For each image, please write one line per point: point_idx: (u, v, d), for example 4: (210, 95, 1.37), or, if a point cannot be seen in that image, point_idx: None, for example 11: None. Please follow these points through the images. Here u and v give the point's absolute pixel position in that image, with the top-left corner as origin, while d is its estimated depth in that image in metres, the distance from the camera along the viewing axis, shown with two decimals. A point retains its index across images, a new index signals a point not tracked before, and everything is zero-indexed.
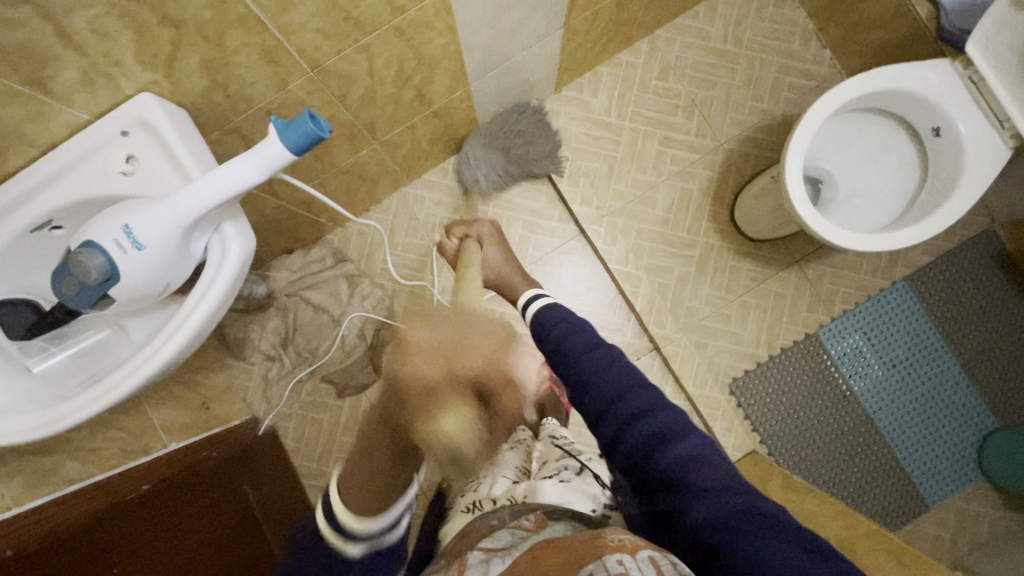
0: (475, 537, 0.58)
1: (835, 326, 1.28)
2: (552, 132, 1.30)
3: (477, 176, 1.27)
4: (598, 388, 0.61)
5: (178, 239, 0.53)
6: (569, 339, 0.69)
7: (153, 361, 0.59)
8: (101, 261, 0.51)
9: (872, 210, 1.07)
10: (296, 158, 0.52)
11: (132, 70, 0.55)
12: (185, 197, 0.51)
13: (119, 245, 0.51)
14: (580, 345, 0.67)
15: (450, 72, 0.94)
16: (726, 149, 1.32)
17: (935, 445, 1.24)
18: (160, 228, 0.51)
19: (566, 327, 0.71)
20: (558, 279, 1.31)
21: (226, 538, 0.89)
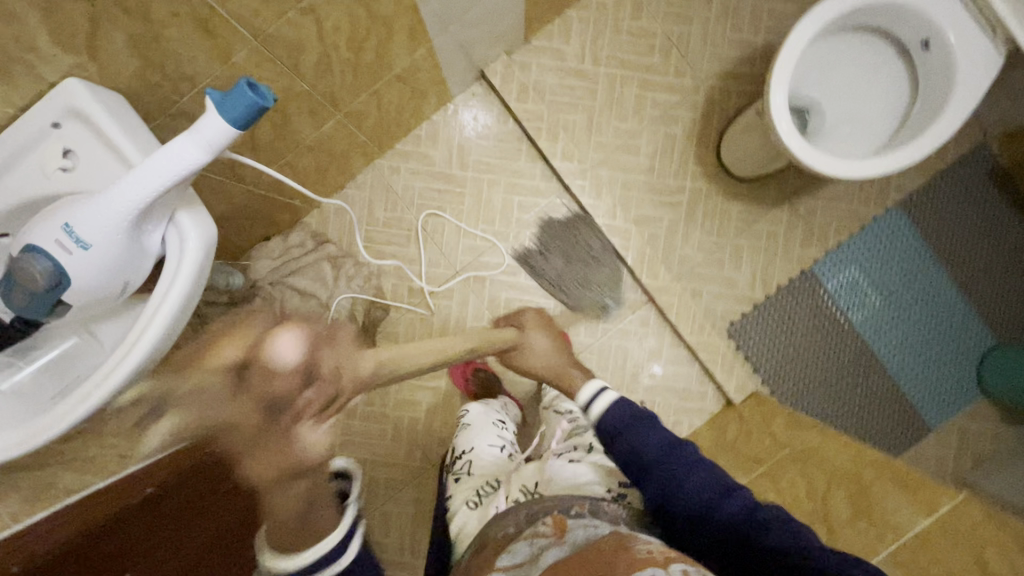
0: (493, 551, 0.62)
1: (831, 260, 1.26)
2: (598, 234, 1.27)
3: (608, 303, 1.28)
4: (685, 488, 0.66)
5: (127, 233, 0.49)
6: (643, 439, 0.72)
7: (124, 364, 0.56)
8: (47, 266, 0.48)
9: (862, 135, 1.03)
10: (242, 135, 0.48)
11: (52, 54, 0.50)
12: (126, 189, 0.47)
13: (62, 246, 0.48)
14: (658, 445, 0.71)
15: (409, 29, 0.88)
16: (708, 88, 1.27)
17: (935, 368, 1.24)
18: (105, 225, 0.48)
19: (636, 426, 0.75)
20: (547, 242, 1.28)
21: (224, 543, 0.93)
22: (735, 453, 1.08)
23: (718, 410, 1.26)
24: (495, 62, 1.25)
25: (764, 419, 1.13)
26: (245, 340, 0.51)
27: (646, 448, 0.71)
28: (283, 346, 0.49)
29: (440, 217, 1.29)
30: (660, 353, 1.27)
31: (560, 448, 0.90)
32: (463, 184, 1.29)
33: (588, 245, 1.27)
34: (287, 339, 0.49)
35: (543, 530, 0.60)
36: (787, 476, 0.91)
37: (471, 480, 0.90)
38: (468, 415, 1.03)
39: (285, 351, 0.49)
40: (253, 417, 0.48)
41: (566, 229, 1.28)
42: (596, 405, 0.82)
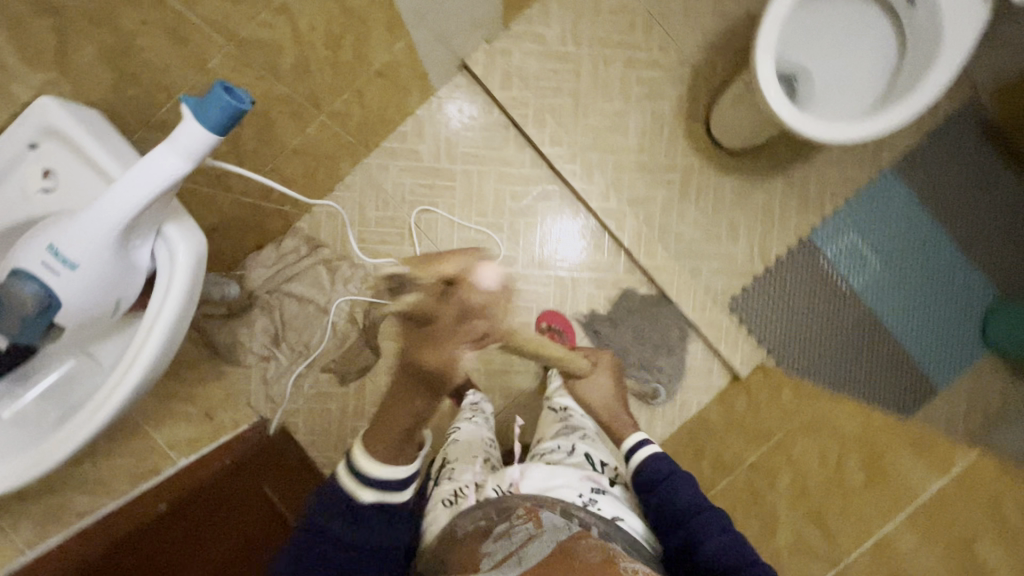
0: (467, 541, 0.62)
1: (828, 227, 1.25)
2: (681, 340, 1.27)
3: (658, 388, 1.25)
4: (706, 546, 0.68)
5: (114, 249, 0.48)
6: (678, 496, 0.75)
7: (125, 382, 0.56)
8: (35, 289, 0.47)
9: (854, 97, 1.02)
10: (222, 139, 0.47)
11: (22, 73, 0.49)
12: (107, 205, 0.46)
13: (49, 268, 0.47)
14: (691, 504, 0.73)
15: (386, 23, 0.87)
16: (693, 61, 1.25)
17: (939, 328, 1.24)
18: (91, 242, 0.47)
19: (674, 481, 0.78)
20: (541, 229, 1.28)
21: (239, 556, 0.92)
22: (745, 427, 1.08)
23: (725, 385, 1.26)
24: (476, 51, 1.23)
25: (771, 391, 1.13)
26: (458, 260, 0.58)
27: (678, 501, 0.74)
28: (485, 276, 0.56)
29: (432, 213, 1.28)
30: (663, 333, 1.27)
31: (547, 448, 0.90)
32: (453, 177, 1.27)
33: (668, 345, 1.27)
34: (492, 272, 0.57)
35: (517, 522, 0.61)
36: (799, 446, 0.91)
37: (449, 484, 0.85)
38: (459, 432, 1.02)
39: (488, 278, 0.56)
40: (444, 320, 0.56)
41: (655, 319, 1.27)
42: (636, 457, 0.84)
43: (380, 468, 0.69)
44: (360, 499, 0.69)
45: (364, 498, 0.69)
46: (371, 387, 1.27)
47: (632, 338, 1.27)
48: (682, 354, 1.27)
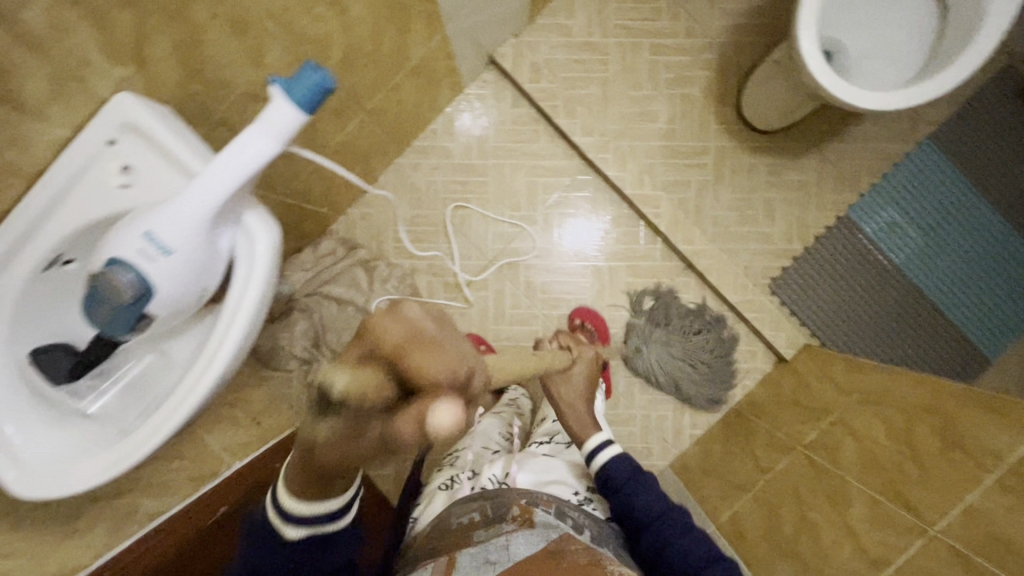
0: (460, 532, 0.68)
1: (866, 203, 1.24)
2: (725, 385, 1.24)
3: (641, 351, 1.24)
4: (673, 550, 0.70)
5: (205, 234, 0.49)
6: (639, 499, 0.75)
7: (208, 372, 0.57)
8: (130, 276, 0.48)
9: (894, 66, 1.01)
10: (308, 120, 0.47)
11: (103, 67, 0.50)
12: (200, 191, 0.47)
13: (145, 255, 0.47)
14: (652, 510, 0.74)
15: (425, 16, 0.88)
16: (720, 44, 1.25)
17: (986, 300, 1.22)
18: (184, 227, 0.47)
19: (636, 484, 0.77)
20: (575, 220, 1.28)
21: None
22: (798, 407, 1.07)
23: (770, 368, 1.25)
24: (503, 46, 1.24)
25: (820, 369, 1.12)
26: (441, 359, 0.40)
27: (642, 505, 0.75)
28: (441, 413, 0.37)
29: (466, 209, 1.28)
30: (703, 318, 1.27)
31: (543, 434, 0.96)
32: (485, 173, 1.28)
33: (712, 374, 1.24)
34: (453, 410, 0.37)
35: (511, 523, 0.67)
36: (861, 421, 0.90)
37: (449, 470, 0.90)
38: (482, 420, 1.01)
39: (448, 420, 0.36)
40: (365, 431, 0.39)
41: (724, 358, 1.25)
42: (598, 459, 0.81)
43: (317, 505, 0.52)
44: (284, 534, 0.53)
45: (290, 535, 0.53)
46: None
47: (693, 341, 1.24)
48: (711, 394, 1.24)
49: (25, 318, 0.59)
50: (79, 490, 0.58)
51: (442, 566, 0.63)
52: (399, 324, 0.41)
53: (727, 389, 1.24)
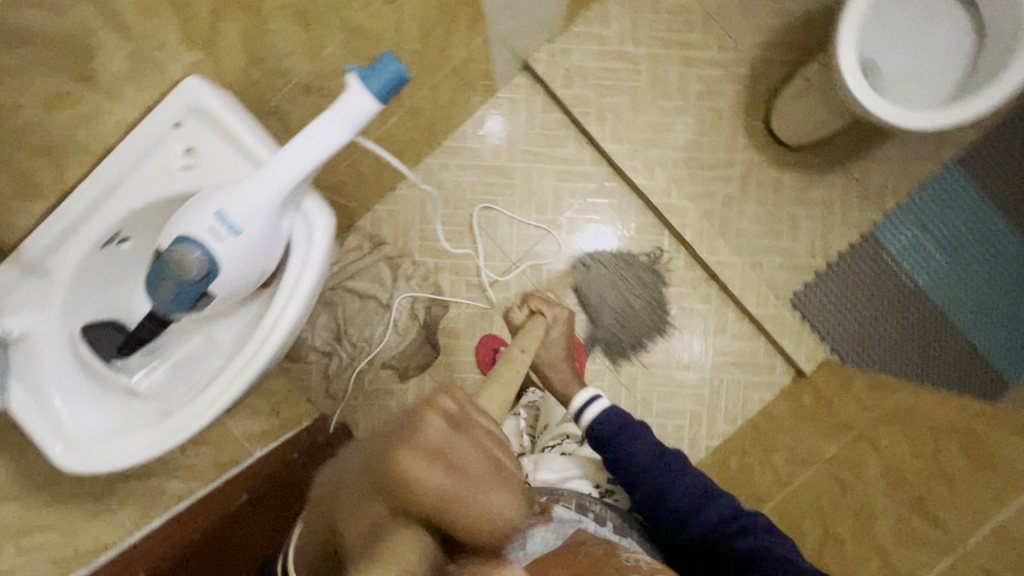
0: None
1: (890, 222, 1.25)
2: (638, 340, 1.27)
3: (589, 266, 1.28)
4: (671, 495, 0.71)
5: (272, 217, 0.51)
6: (635, 447, 0.74)
7: (259, 354, 0.58)
8: (199, 254, 0.49)
9: (931, 85, 1.02)
10: (381, 110, 0.50)
11: (176, 51, 0.51)
12: (274, 174, 0.49)
13: (215, 234, 0.49)
14: (647, 455, 0.73)
15: (471, 17, 0.89)
16: (752, 59, 1.26)
17: (1010, 325, 1.22)
18: (254, 208, 0.49)
19: (627, 435, 0.75)
20: (595, 228, 1.29)
21: None
22: (818, 421, 1.07)
23: (789, 382, 1.25)
24: (538, 51, 1.26)
25: (841, 384, 1.12)
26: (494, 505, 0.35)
27: (634, 457, 0.73)
28: None
29: (492, 210, 1.29)
30: (724, 329, 1.27)
31: (555, 434, 0.94)
32: (513, 176, 1.29)
33: (637, 325, 1.27)
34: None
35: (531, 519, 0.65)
36: (886, 438, 0.90)
37: None
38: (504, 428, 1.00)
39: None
40: None
41: (654, 318, 1.27)
42: (586, 414, 0.78)
43: None
44: None
45: None
46: (431, 384, 1.26)
47: (641, 290, 1.27)
48: (619, 338, 1.27)
49: (80, 293, 0.61)
50: (124, 465, 0.59)
51: None
52: (431, 466, 0.35)
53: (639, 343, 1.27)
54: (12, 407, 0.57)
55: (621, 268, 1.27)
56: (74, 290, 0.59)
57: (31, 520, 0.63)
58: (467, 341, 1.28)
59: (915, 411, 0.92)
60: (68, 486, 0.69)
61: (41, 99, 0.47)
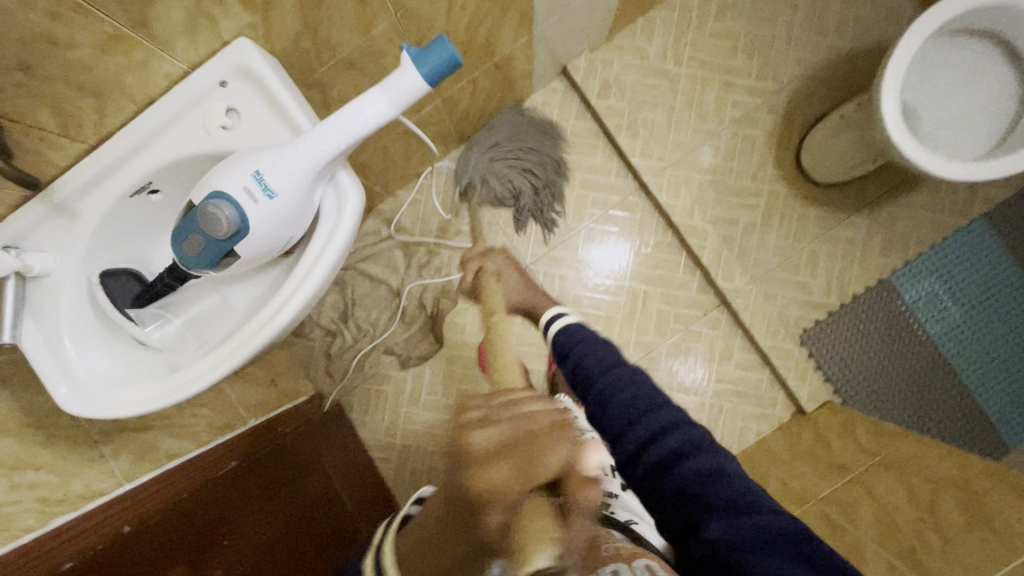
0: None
1: (909, 270, 1.24)
2: (559, 192, 1.28)
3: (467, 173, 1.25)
4: (617, 401, 0.63)
5: (307, 185, 0.51)
6: (585, 360, 0.70)
7: (274, 320, 0.58)
8: (231, 212, 0.49)
9: (966, 138, 1.01)
10: (428, 91, 0.50)
11: (233, 10, 0.51)
12: (317, 142, 0.49)
13: (250, 194, 0.50)
14: (598, 363, 0.68)
15: (520, 16, 0.89)
16: (791, 91, 1.26)
17: (1017, 387, 1.21)
18: (292, 172, 0.50)
19: (585, 344, 0.72)
20: (605, 243, 1.29)
21: (301, 520, 0.91)
22: (816, 460, 1.06)
23: (788, 418, 1.24)
24: (578, 58, 1.26)
25: (843, 426, 1.11)
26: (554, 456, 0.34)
27: (590, 360, 0.70)
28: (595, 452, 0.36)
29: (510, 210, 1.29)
30: (730, 357, 1.27)
31: None
32: None
33: (545, 180, 1.26)
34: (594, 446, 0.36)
35: None
36: (884, 485, 0.89)
37: None
38: None
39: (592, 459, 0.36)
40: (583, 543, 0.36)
41: (548, 165, 1.26)
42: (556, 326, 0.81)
43: None
44: None
45: None
46: (430, 375, 1.26)
47: (517, 155, 1.24)
48: (547, 199, 1.27)
49: (104, 238, 0.61)
50: (127, 414, 0.59)
51: None
52: (496, 470, 0.32)
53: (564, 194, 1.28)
54: (25, 343, 0.57)
55: (483, 150, 1.23)
56: (99, 234, 0.60)
57: (26, 457, 0.62)
58: (471, 337, 1.27)
59: (916, 461, 0.91)
60: (64, 429, 0.68)
61: (95, 39, 0.47)
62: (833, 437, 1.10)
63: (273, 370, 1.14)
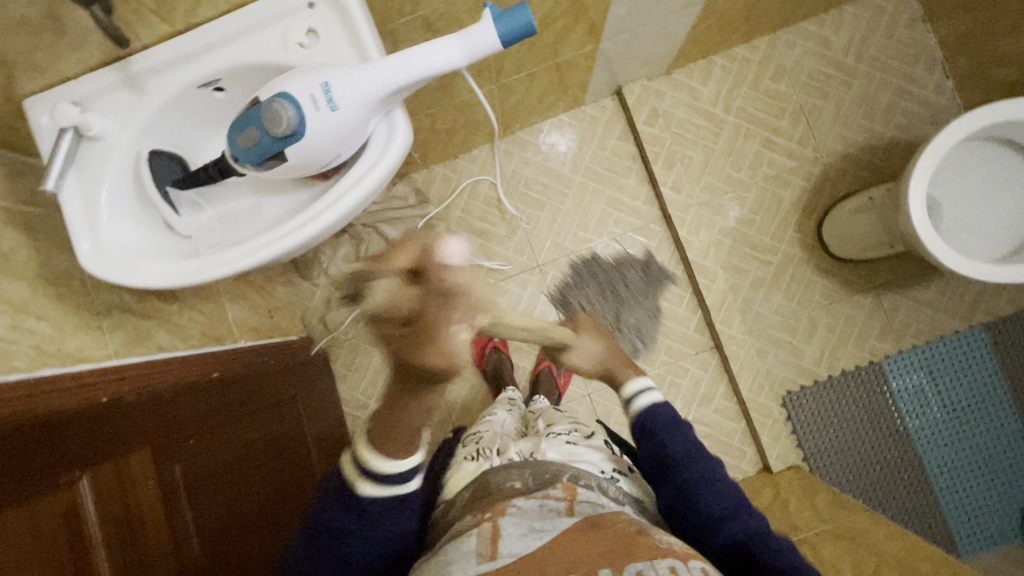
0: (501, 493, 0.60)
1: (901, 359, 1.26)
2: (642, 256, 1.32)
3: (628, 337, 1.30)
4: (703, 499, 0.63)
5: (367, 110, 0.55)
6: (670, 442, 0.69)
7: (300, 232, 0.61)
8: (293, 114, 0.53)
9: (978, 243, 1.05)
10: (500, 50, 0.54)
11: None
12: (386, 71, 0.53)
13: (314, 101, 0.53)
14: (682, 451, 0.68)
15: (590, 26, 0.93)
16: (826, 162, 1.30)
17: (980, 500, 1.22)
18: (357, 93, 0.53)
19: (668, 429, 0.70)
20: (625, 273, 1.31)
21: (264, 445, 0.93)
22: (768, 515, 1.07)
23: (752, 473, 1.26)
24: (634, 83, 1.31)
25: (803, 490, 1.13)
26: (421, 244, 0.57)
27: (674, 451, 0.68)
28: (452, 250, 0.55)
29: (537, 211, 1.33)
30: (710, 400, 1.28)
31: (558, 428, 0.81)
32: (569, 186, 1.33)
33: (628, 269, 1.31)
34: (454, 242, 0.55)
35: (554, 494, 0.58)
36: (828, 550, 0.91)
37: (473, 443, 0.81)
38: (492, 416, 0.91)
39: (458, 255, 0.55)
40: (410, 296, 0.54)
41: (616, 261, 1.31)
42: (637, 402, 0.74)
43: (398, 464, 0.62)
44: (357, 486, 0.62)
45: (360, 488, 0.62)
46: None
47: (604, 293, 1.31)
48: (646, 274, 1.31)
49: (163, 120, 0.64)
50: (138, 285, 0.62)
51: (485, 535, 0.51)
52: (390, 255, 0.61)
53: (643, 252, 1.32)
54: (63, 195, 0.60)
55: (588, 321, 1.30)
56: (159, 115, 0.63)
57: (31, 304, 0.65)
58: None
59: (867, 539, 0.92)
60: (73, 293, 0.71)
61: None
62: (791, 498, 1.11)
63: (273, 302, 1.18)
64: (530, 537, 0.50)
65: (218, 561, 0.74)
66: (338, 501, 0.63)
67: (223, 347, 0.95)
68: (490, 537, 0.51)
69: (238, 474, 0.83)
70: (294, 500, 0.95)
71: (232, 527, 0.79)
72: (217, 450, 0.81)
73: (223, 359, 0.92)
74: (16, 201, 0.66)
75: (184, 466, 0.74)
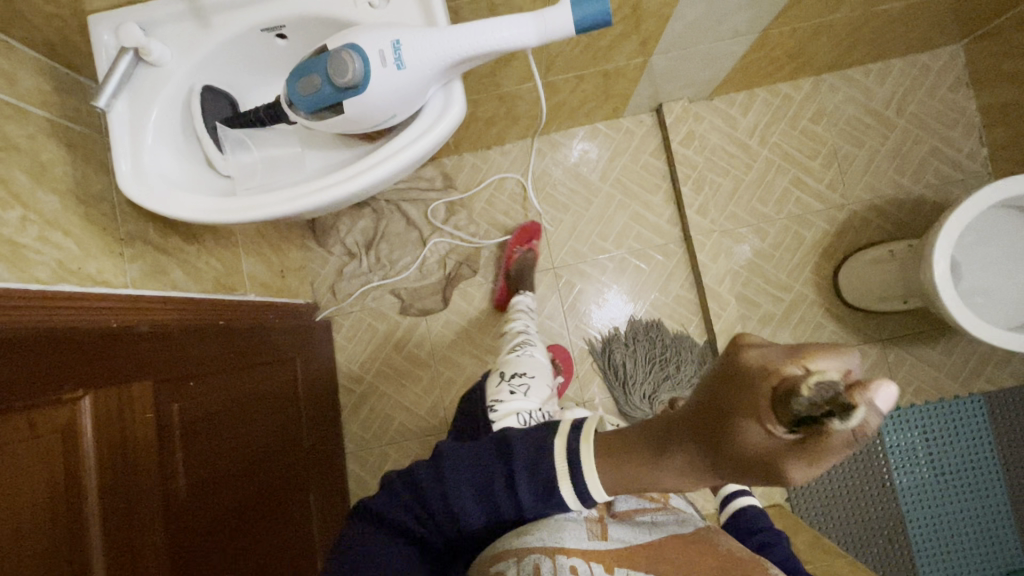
0: None
1: (899, 416, 1.26)
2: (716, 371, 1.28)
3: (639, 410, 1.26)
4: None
5: (431, 73, 0.56)
6: (768, 553, 0.68)
7: (344, 185, 0.61)
8: (359, 66, 0.53)
9: (992, 310, 1.06)
10: (572, 35, 0.55)
11: None
12: (458, 39, 0.54)
13: (382, 57, 0.54)
14: (785, 561, 0.66)
15: (643, 37, 0.93)
16: (852, 210, 1.31)
17: (958, 568, 1.22)
18: (427, 55, 0.54)
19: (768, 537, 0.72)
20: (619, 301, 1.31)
21: (259, 401, 0.92)
22: None
23: None
24: (675, 103, 1.31)
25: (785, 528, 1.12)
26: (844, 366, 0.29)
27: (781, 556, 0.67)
28: (879, 399, 0.28)
29: (560, 214, 1.33)
30: None
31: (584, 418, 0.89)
32: (595, 194, 1.34)
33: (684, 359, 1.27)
34: (885, 395, 0.27)
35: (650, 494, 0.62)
36: None
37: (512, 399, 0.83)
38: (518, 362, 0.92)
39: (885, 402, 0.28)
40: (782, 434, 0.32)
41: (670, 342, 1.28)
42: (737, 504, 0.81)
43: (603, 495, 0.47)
44: (560, 486, 0.47)
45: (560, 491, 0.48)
46: (423, 329, 1.31)
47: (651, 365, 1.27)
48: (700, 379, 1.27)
49: (221, 55, 0.64)
50: (174, 216, 0.62)
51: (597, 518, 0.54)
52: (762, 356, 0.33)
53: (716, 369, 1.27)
54: (112, 115, 0.61)
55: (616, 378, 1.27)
56: (218, 51, 0.64)
57: (60, 219, 0.64)
58: (475, 311, 1.31)
59: None
60: (102, 215, 0.70)
61: None
62: None
63: (285, 262, 1.18)
64: (638, 532, 0.54)
65: (201, 506, 0.73)
66: (528, 480, 0.48)
67: (234, 295, 0.95)
68: (598, 519, 0.54)
69: (230, 426, 0.82)
70: (279, 460, 0.95)
71: (217, 475, 0.78)
72: (213, 396, 0.80)
73: (231, 308, 0.91)
74: (61, 115, 0.66)
75: (180, 405, 0.73)
